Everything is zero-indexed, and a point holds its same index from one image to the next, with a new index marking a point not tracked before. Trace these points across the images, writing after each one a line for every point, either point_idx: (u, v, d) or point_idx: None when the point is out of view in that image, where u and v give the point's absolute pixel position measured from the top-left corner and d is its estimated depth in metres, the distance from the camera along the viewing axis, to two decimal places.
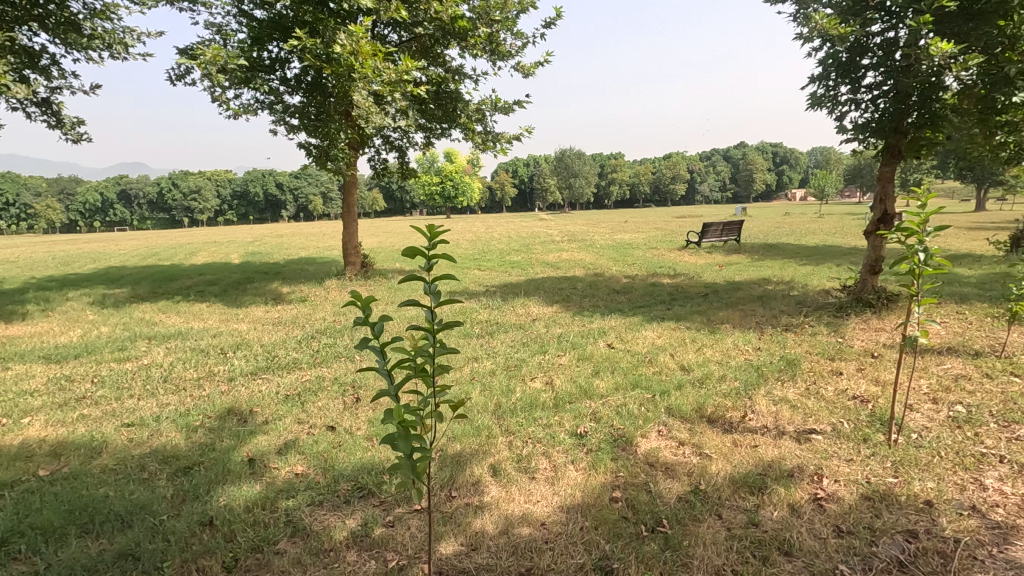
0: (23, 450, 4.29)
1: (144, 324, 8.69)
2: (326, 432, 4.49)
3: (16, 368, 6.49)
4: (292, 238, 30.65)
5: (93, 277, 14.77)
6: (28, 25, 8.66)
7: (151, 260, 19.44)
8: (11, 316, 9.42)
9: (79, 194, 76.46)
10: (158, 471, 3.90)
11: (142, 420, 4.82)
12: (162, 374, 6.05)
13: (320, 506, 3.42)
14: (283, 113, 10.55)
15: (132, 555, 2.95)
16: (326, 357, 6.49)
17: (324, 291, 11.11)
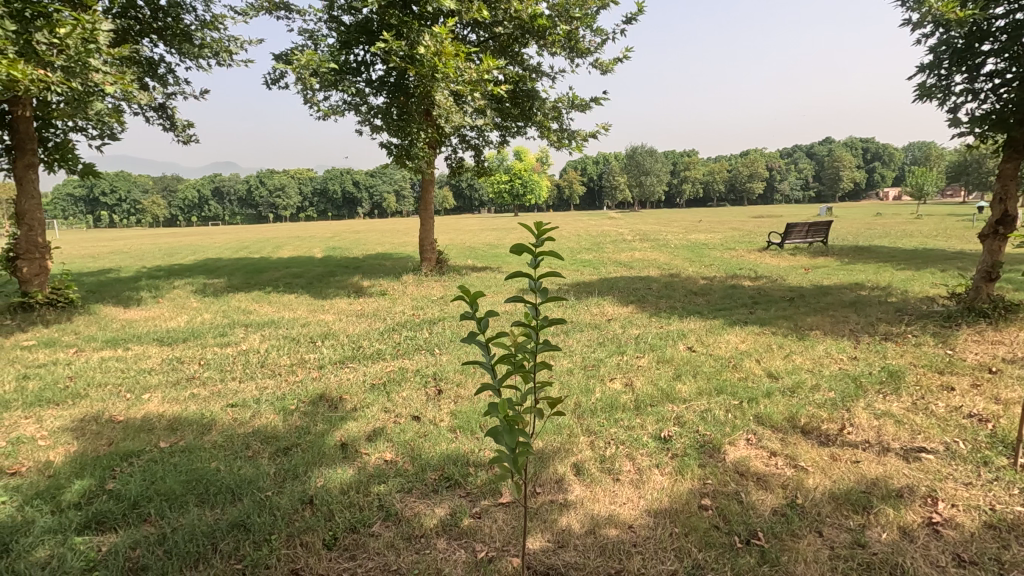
0: (146, 423, 4.73)
1: (241, 312, 9.36)
2: (412, 422, 4.64)
3: (135, 348, 7.19)
4: (368, 234, 31.95)
5: (194, 267, 16.06)
6: (148, 37, 9.54)
7: (243, 252, 20.90)
8: (129, 301, 10.41)
9: (180, 192, 83.25)
10: (261, 450, 4.19)
11: (245, 401, 5.19)
12: (259, 360, 6.49)
13: (410, 493, 3.54)
14: (368, 114, 11.02)
15: (243, 525, 3.18)
16: (407, 350, 6.72)
17: (402, 285, 11.49)
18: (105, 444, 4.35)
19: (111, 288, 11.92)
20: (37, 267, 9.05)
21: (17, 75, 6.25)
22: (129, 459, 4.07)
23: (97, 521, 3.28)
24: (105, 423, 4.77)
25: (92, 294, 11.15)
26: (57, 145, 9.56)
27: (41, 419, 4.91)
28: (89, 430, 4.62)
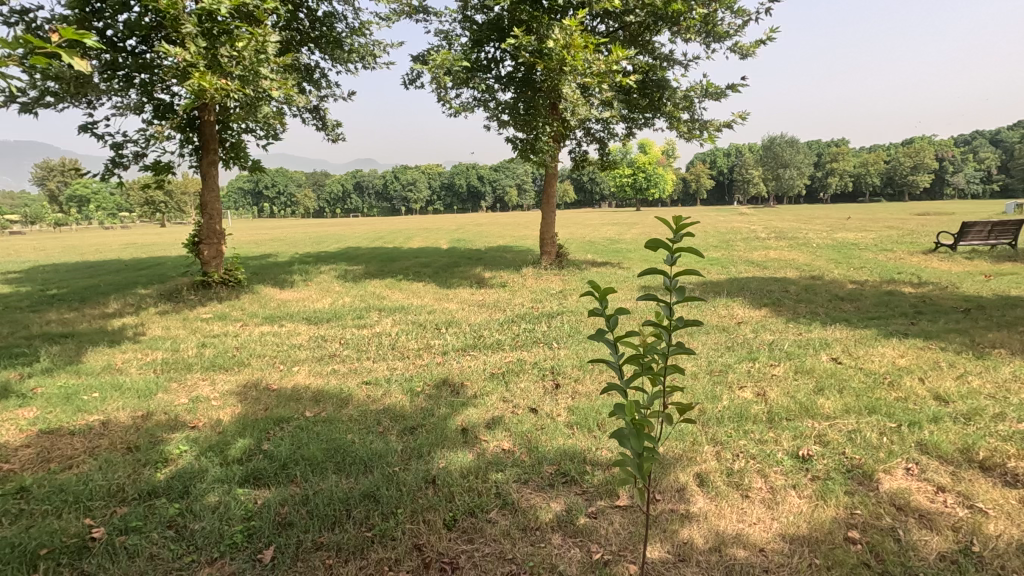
0: (295, 393, 5.28)
1: (375, 297, 10.11)
2: (529, 413, 4.69)
3: (288, 325, 8.09)
4: (491, 227, 32.92)
5: (338, 254, 17.69)
6: (306, 46, 10.59)
7: (379, 242, 22.60)
8: (284, 283, 11.72)
9: (327, 185, 92.11)
10: (390, 427, 4.48)
11: (377, 380, 5.60)
12: (390, 342, 6.97)
13: (526, 484, 3.57)
14: (496, 109, 11.30)
15: (373, 496, 3.42)
16: (526, 341, 6.81)
17: (522, 278, 11.67)
18: (262, 408, 4.93)
19: (270, 271, 13.51)
20: (215, 251, 10.51)
21: (205, 85, 7.28)
22: (281, 424, 4.57)
23: (255, 476, 3.71)
24: (263, 389, 5.41)
25: (256, 275, 12.72)
26: (233, 145, 10.98)
27: (214, 382, 5.70)
28: (250, 395, 5.27)
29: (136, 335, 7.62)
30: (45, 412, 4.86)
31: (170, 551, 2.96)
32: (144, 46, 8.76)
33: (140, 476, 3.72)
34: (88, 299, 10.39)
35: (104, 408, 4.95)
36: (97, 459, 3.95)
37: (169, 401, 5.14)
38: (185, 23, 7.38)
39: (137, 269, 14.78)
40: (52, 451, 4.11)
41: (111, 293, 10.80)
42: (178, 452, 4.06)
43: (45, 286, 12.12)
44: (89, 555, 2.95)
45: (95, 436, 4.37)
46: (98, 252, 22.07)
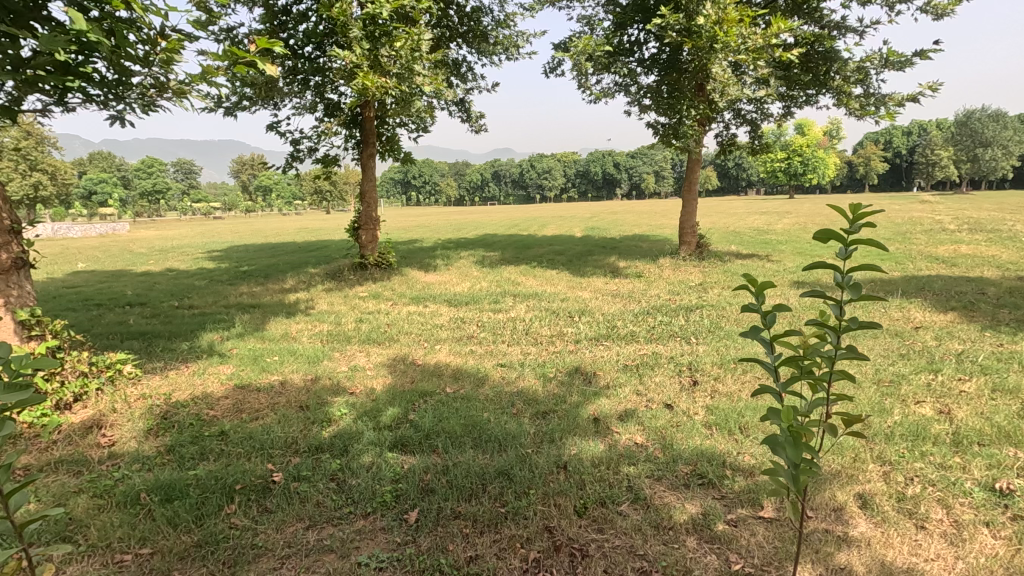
0: (436, 369, 5.66)
1: (511, 283, 10.41)
2: (664, 409, 4.53)
3: (432, 306, 8.67)
4: (626, 215, 32.12)
5: (476, 241, 18.49)
6: (455, 42, 11.12)
7: (514, 230, 23.18)
8: (428, 267, 12.56)
9: (468, 175, 96.58)
10: (524, 409, 4.61)
11: (512, 363, 5.79)
12: (524, 327, 7.14)
13: (660, 481, 3.46)
14: (637, 94, 10.95)
15: (507, 474, 3.55)
16: (661, 335, 6.57)
17: (658, 269, 11.25)
18: (408, 381, 5.35)
19: (417, 255, 14.56)
20: (371, 236, 11.58)
21: (367, 83, 8.00)
22: (424, 397, 4.92)
23: (401, 442, 4.05)
24: (409, 364, 5.88)
25: (404, 259, 13.79)
26: (388, 138, 11.93)
27: (369, 354, 6.31)
28: (398, 368, 5.76)
29: (306, 308, 8.71)
30: (238, 370, 5.75)
31: (332, 501, 3.35)
32: (319, 51, 9.83)
33: (309, 432, 4.25)
34: (271, 276, 12.06)
35: (282, 370, 5.74)
36: (277, 413, 4.60)
37: (333, 369, 5.80)
38: (353, 28, 8.16)
39: (308, 251, 16.83)
40: (244, 404, 4.86)
41: (288, 272, 12.42)
42: (339, 414, 4.57)
43: (239, 263, 14.30)
44: (271, 495, 3.44)
45: (275, 394, 5.09)
46: (280, 235, 25.50)
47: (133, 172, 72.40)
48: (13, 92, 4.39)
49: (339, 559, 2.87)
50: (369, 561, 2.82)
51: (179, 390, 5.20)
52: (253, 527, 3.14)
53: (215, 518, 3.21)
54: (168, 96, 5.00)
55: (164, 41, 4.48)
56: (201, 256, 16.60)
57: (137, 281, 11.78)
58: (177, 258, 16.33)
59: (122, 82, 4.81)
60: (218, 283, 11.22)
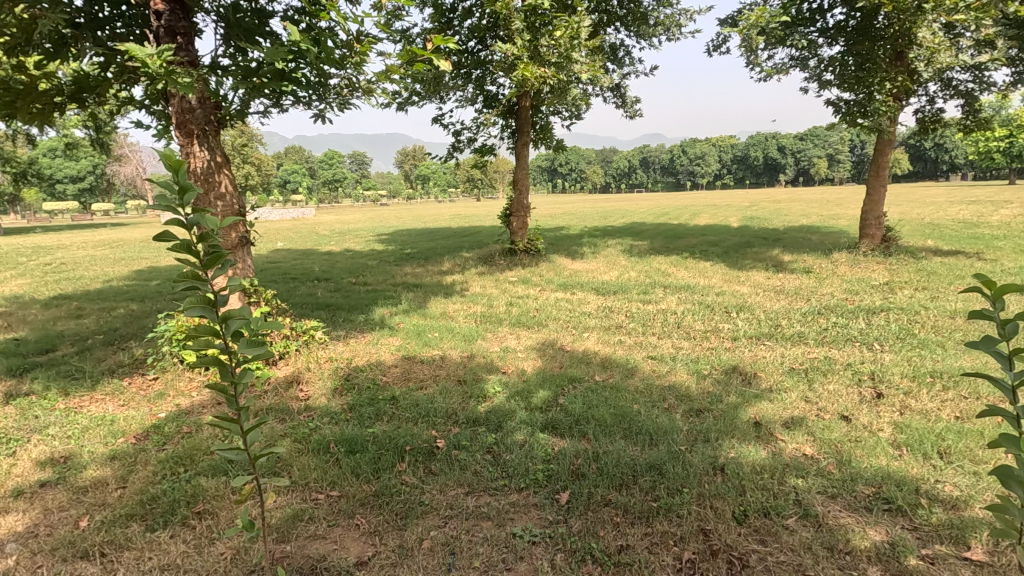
0: (584, 357, 5.70)
1: (661, 273, 10.06)
2: (839, 420, 4.07)
3: (579, 293, 8.71)
4: (792, 204, 29.06)
5: (624, 229, 18.11)
6: (613, 25, 10.91)
7: (664, 218, 22.27)
8: (575, 254, 12.61)
9: (615, 162, 94.74)
10: (676, 405, 4.45)
11: (662, 356, 5.61)
12: (676, 320, 6.87)
13: (834, 499, 3.12)
14: (817, 68, 9.80)
15: (659, 469, 3.47)
16: (836, 338, 5.89)
17: (832, 264, 10.05)
18: (557, 366, 5.46)
19: (564, 242, 14.68)
20: (521, 223, 11.94)
21: (527, 74, 8.22)
22: (573, 382, 4.99)
23: (552, 425, 4.16)
24: (558, 349, 6.00)
25: (551, 246, 13.99)
26: (541, 127, 12.13)
27: (519, 337, 6.55)
28: (547, 352, 5.90)
29: (462, 290, 9.27)
30: (405, 342, 6.34)
31: (489, 472, 3.56)
32: (481, 46, 10.29)
33: (467, 405, 4.55)
34: (430, 258, 13.04)
35: (442, 346, 6.20)
36: (439, 385, 5.00)
37: (486, 348, 6.13)
38: (515, 21, 8.43)
39: (461, 236, 17.91)
40: (411, 373, 5.36)
41: (445, 255, 13.31)
42: (493, 391, 4.83)
43: (403, 246, 15.66)
44: (434, 459, 3.76)
45: (437, 367, 5.53)
46: (437, 221, 27.39)
47: (318, 163, 82.62)
48: (243, 97, 5.24)
49: (495, 527, 3.05)
50: (523, 534, 2.95)
51: (357, 356, 5.88)
52: (420, 486, 3.46)
53: (389, 473, 3.60)
54: (359, 94, 5.60)
55: (358, 45, 5.02)
56: (371, 239, 18.49)
57: (322, 259, 13.51)
58: (352, 240, 18.38)
59: (322, 83, 5.50)
60: (386, 263, 12.41)
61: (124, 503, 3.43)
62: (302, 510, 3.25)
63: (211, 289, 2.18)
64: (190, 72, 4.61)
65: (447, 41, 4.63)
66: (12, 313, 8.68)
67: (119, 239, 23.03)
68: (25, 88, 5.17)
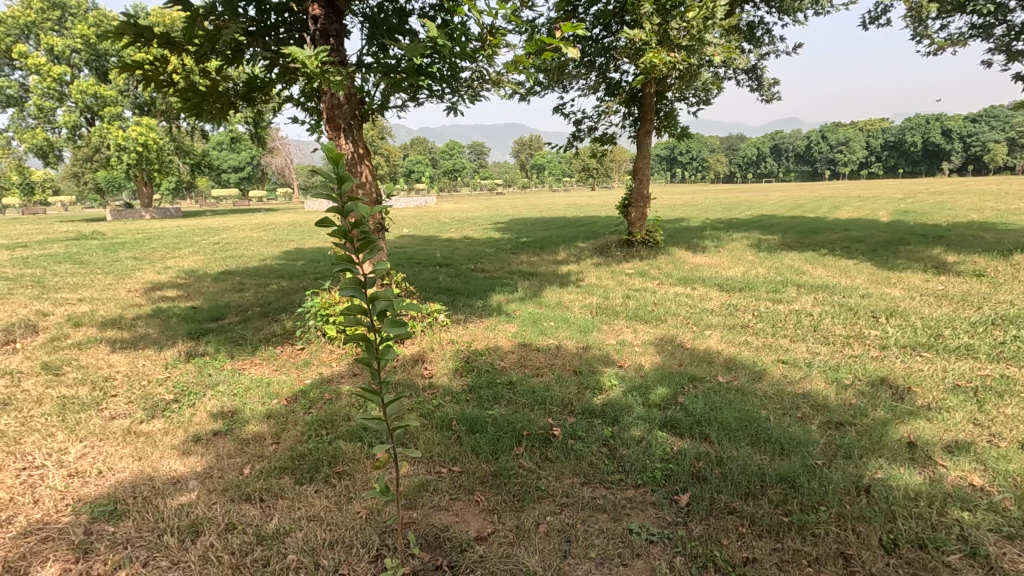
0: (706, 355, 5.43)
1: (794, 271, 9.26)
2: (1018, 450, 3.49)
3: (701, 289, 8.31)
4: (960, 196, 25.15)
5: (752, 222, 16.89)
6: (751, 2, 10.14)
7: (798, 211, 20.39)
8: (696, 248, 12.01)
9: (742, 150, 88.48)
10: (811, 415, 4.09)
11: (795, 361, 5.18)
12: (812, 323, 6.30)
13: (1010, 541, 2.70)
14: (1005, 37, 8.36)
15: (792, 481, 3.22)
16: (1016, 354, 5.04)
17: (1012, 268, 8.59)
18: (677, 363, 5.27)
19: (684, 234, 14.05)
20: (640, 213, 11.60)
21: (656, 61, 7.93)
22: (694, 381, 4.78)
23: (671, 423, 4.02)
24: (678, 346, 5.78)
25: (671, 238, 13.45)
26: (666, 114, 11.66)
27: (635, 331, 6.40)
28: (666, 348, 5.70)
29: (577, 280, 9.25)
30: (521, 329, 6.47)
31: (605, 465, 3.54)
32: (606, 32, 10.08)
33: (583, 396, 4.55)
34: (545, 247, 13.15)
35: (557, 335, 6.24)
36: (555, 374, 5.05)
37: (602, 340, 6.07)
38: (644, 5, 8.16)
39: (576, 226, 17.84)
40: (527, 360, 5.47)
41: (560, 245, 13.35)
42: (609, 384, 4.78)
43: (519, 235, 15.94)
44: (551, 446, 3.81)
45: (552, 356, 5.58)
46: (552, 210, 27.45)
47: (440, 153, 86.51)
48: (383, 93, 5.62)
49: (611, 520, 3.03)
50: (640, 531, 2.90)
51: (476, 340, 6.11)
52: (536, 471, 3.53)
53: (507, 455, 3.72)
54: (488, 86, 5.78)
55: (491, 38, 5.17)
56: (489, 227, 19.04)
57: (443, 245, 14.16)
58: (471, 228, 19.07)
59: (454, 77, 5.73)
60: (502, 251, 12.73)
61: (278, 456, 3.89)
62: (427, 481, 3.47)
63: (362, 270, 2.36)
64: (340, 70, 5.03)
65: (577, 28, 4.63)
66: (190, 284, 10.15)
67: (272, 223, 25.95)
68: (208, 90, 5.98)
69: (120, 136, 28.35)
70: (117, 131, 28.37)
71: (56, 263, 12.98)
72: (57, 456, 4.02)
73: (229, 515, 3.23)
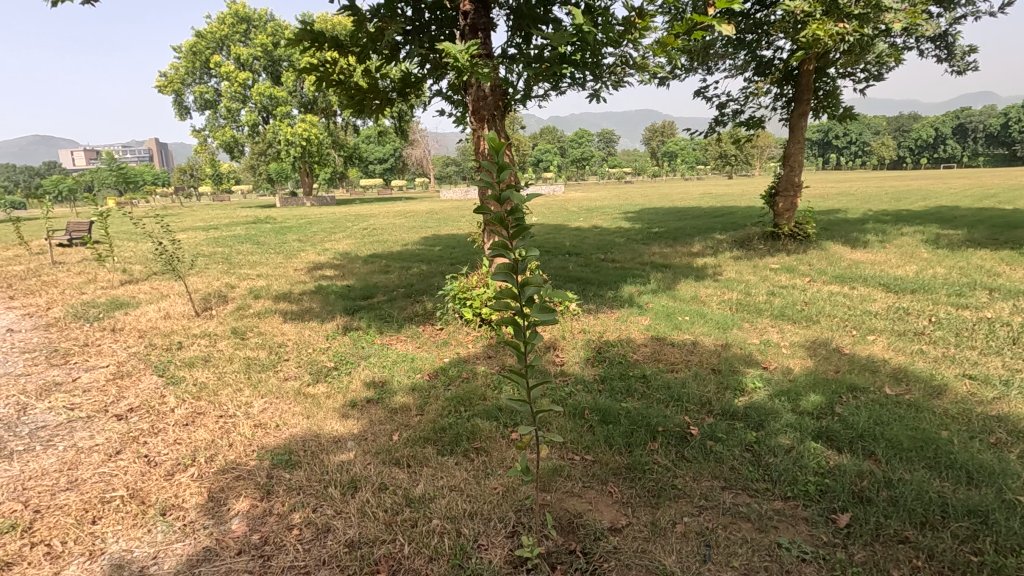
0: (870, 363, 4.84)
1: (984, 272, 7.88)
2: None
3: (861, 289, 7.42)
4: None
5: (928, 214, 14.65)
6: None
7: (991, 202, 17.26)
8: (856, 242, 10.70)
9: (916, 132, 76.98)
10: (1010, 443, 3.47)
11: (987, 377, 4.43)
12: (1009, 334, 5.32)
13: None
14: None
15: (984, 518, 2.77)
16: None
17: None
18: (833, 369, 4.77)
19: (841, 227, 12.59)
20: (789, 203, 10.59)
21: (820, 33, 7.18)
22: (854, 391, 4.29)
23: (827, 435, 3.66)
24: (833, 350, 5.22)
25: (825, 231, 12.14)
26: (826, 93, 10.50)
27: (782, 332, 5.90)
28: (819, 352, 5.18)
29: (715, 274, 8.73)
30: (654, 322, 6.29)
31: (749, 471, 3.32)
32: (759, 6, 9.31)
33: (723, 396, 4.31)
34: (679, 238, 12.59)
35: (693, 331, 5.96)
36: (691, 371, 4.84)
37: (744, 339, 5.69)
38: None
39: (713, 216, 16.83)
40: (661, 355, 5.30)
41: (695, 236, 12.70)
42: (752, 386, 4.47)
43: (651, 225, 15.41)
44: (688, 445, 3.67)
45: (689, 352, 5.35)
46: (685, 200, 26.12)
47: (568, 142, 86.34)
48: (526, 82, 5.72)
49: (756, 531, 2.84)
50: (790, 547, 2.69)
51: (607, 330, 6.05)
52: (672, 469, 3.42)
53: (641, 449, 3.64)
54: (632, 71, 5.63)
55: (638, 20, 5.03)
56: (619, 217, 18.67)
57: (573, 234, 14.17)
58: (600, 217, 18.84)
59: (597, 63, 5.66)
60: (633, 241, 12.40)
61: (422, 427, 4.19)
62: (560, 467, 3.52)
63: (517, 255, 2.45)
64: (488, 62, 5.21)
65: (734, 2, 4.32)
66: (344, 265, 11.28)
67: (411, 211, 27.79)
68: (368, 87, 6.53)
69: (289, 132, 32.14)
70: (287, 128, 32.12)
71: (240, 243, 15.14)
72: (244, 408, 4.72)
73: (382, 476, 3.56)
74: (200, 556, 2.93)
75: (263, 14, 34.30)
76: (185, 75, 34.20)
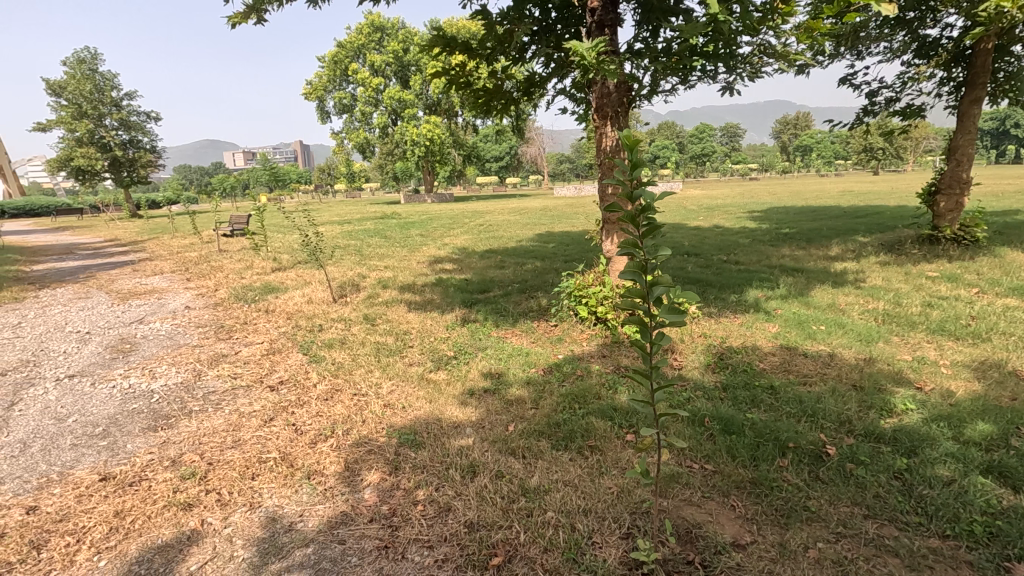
0: None
1: None
2: None
3: None
4: None
5: None
6: None
7: None
8: None
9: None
10: None
11: None
12: None
13: None
14: None
15: None
16: None
17: None
18: (1008, 396, 4.11)
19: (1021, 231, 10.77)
20: (953, 202, 9.27)
21: (1005, 5, 6.19)
22: None
23: (1000, 471, 3.17)
24: (1008, 374, 4.50)
25: (999, 235, 10.47)
26: (1007, 76, 9.06)
27: (942, 348, 5.19)
28: (990, 375, 4.50)
29: (856, 280, 7.90)
30: (784, 330, 5.84)
31: (898, 501, 2.98)
32: None
33: (867, 416, 3.90)
34: (814, 240, 11.54)
35: (830, 341, 5.45)
36: (828, 385, 4.44)
37: (892, 354, 5.10)
38: None
39: (855, 216, 15.25)
40: (792, 365, 4.91)
41: (833, 238, 11.56)
42: (903, 407, 4.00)
43: (780, 225, 14.29)
44: (824, 465, 3.38)
45: (825, 364, 4.90)
46: (821, 198, 23.85)
47: (688, 137, 82.54)
48: (653, 77, 5.56)
49: (906, 568, 2.55)
50: None
51: (731, 336, 5.73)
52: (805, 489, 3.17)
53: (769, 465, 3.42)
54: (770, 60, 5.27)
55: (781, 5, 4.69)
56: (743, 216, 17.51)
57: (692, 234, 13.55)
58: (722, 216, 17.80)
59: (731, 54, 5.36)
60: (759, 242, 11.59)
61: (537, 420, 4.27)
62: (678, 473, 3.42)
63: (647, 255, 2.39)
64: (614, 58, 5.15)
65: None
66: (463, 259, 11.77)
67: (525, 207, 28.24)
68: (494, 89, 6.74)
69: (415, 132, 34.13)
70: (413, 129, 34.10)
71: (370, 236, 16.41)
72: (374, 388, 5.13)
73: (499, 463, 3.69)
74: (338, 518, 3.24)
75: (396, 22, 36.64)
76: (327, 83, 37.57)
